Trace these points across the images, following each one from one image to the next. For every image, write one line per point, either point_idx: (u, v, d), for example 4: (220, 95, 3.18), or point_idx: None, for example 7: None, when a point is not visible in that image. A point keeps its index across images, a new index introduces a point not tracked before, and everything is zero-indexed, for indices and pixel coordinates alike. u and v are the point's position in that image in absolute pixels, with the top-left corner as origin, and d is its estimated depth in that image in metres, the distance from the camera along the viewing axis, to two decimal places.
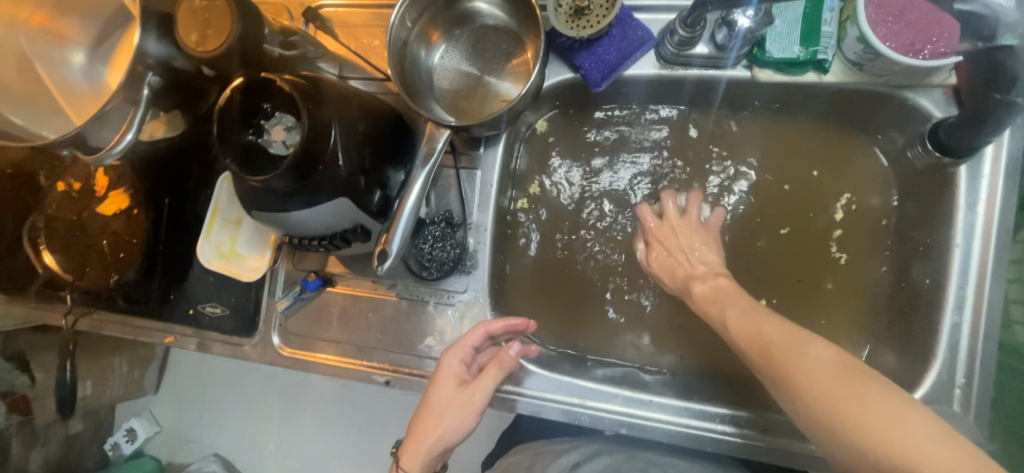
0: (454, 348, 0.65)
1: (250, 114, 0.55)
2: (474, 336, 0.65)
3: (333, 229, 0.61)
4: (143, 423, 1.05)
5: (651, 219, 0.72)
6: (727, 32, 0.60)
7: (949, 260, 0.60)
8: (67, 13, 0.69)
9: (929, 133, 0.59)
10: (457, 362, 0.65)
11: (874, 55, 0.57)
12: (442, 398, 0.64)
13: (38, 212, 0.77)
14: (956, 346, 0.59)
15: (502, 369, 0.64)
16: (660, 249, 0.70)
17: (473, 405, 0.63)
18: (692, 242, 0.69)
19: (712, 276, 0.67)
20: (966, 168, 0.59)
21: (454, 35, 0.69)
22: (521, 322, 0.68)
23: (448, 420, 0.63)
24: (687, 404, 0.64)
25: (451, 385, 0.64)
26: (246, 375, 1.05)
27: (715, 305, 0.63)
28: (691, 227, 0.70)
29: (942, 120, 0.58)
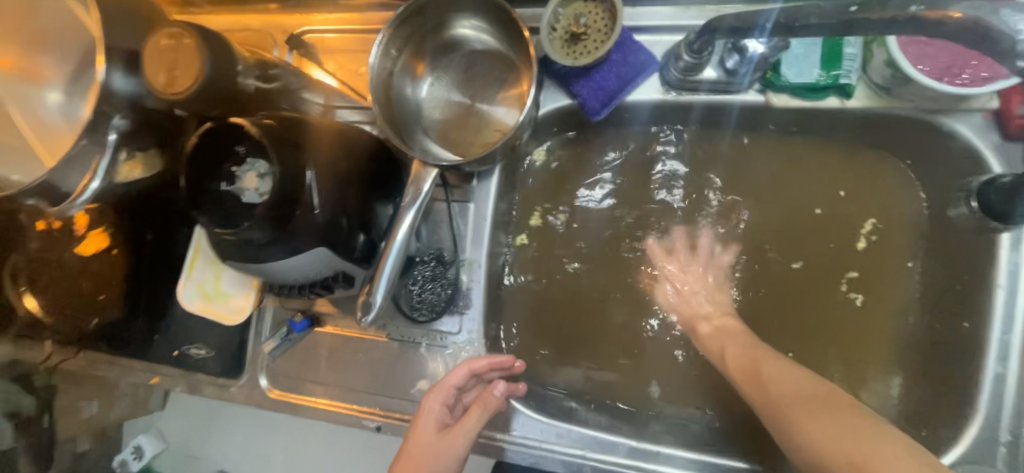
0: (435, 389, 0.61)
1: (219, 160, 0.51)
2: (457, 375, 0.61)
3: (312, 277, 0.57)
4: (151, 440, 0.92)
5: (662, 258, 0.68)
6: (738, 58, 0.56)
7: (993, 303, 0.55)
8: (38, 51, 0.66)
9: (978, 190, 0.55)
10: (439, 405, 0.60)
11: (904, 80, 0.52)
12: (420, 444, 0.58)
13: (21, 252, 0.74)
14: (1001, 399, 0.54)
15: (486, 410, 0.60)
16: (676, 291, 0.67)
17: (455, 452, 0.58)
18: (699, 278, 0.66)
19: (718, 315, 0.64)
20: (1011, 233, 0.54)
21: (442, 62, 0.65)
22: (508, 359, 0.63)
23: (425, 469, 0.57)
24: (696, 457, 0.60)
25: (431, 428, 0.59)
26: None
27: (715, 338, 0.61)
28: (700, 264, 0.66)
29: (997, 178, 0.53)
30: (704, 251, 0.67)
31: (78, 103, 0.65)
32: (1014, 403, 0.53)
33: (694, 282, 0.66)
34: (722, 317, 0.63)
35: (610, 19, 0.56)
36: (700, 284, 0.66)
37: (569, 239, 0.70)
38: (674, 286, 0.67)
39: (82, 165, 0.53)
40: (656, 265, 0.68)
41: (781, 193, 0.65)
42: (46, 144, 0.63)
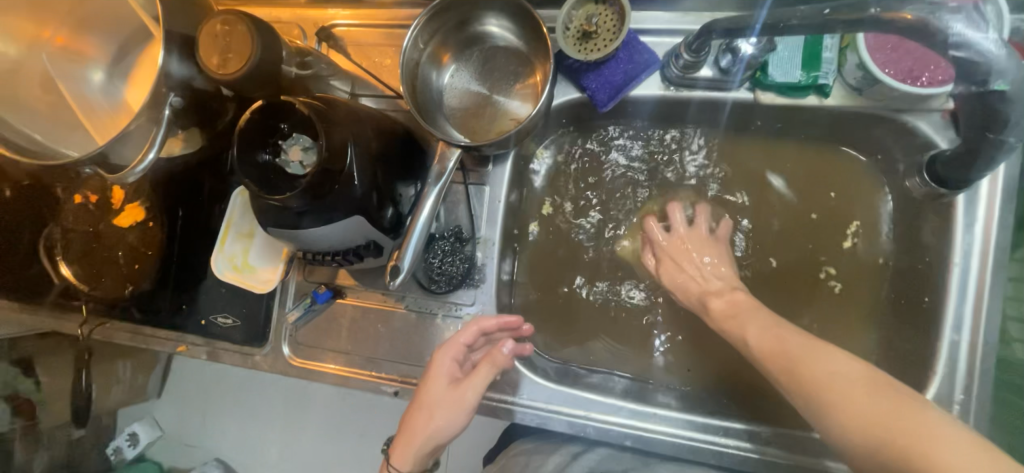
0: (447, 346, 0.65)
1: (267, 133, 0.57)
2: (468, 334, 0.65)
3: (346, 245, 0.63)
4: (145, 427, 1.05)
5: (660, 235, 0.75)
6: (731, 58, 0.62)
7: (948, 279, 0.62)
8: (88, 32, 0.70)
9: (927, 165, 0.61)
10: (450, 360, 0.64)
11: (873, 81, 0.59)
12: (433, 396, 0.64)
13: (56, 223, 0.79)
14: (955, 363, 0.61)
15: (494, 367, 0.65)
16: (671, 264, 0.73)
17: (465, 403, 0.63)
18: (699, 255, 0.72)
19: (729, 290, 0.68)
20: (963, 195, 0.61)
21: (465, 56, 0.71)
22: (515, 319, 0.68)
23: (439, 418, 0.63)
24: (690, 417, 0.66)
25: (443, 383, 0.64)
26: (254, 380, 1.06)
27: (734, 320, 0.64)
28: (698, 240, 0.73)
29: (939, 153, 0.60)
30: (698, 225, 0.74)
31: (123, 86, 0.72)
32: (965, 366, 0.61)
33: (693, 253, 0.72)
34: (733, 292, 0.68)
35: (619, 21, 0.62)
36: (700, 259, 0.72)
37: (573, 223, 0.77)
38: (672, 260, 0.73)
39: (139, 137, 0.58)
40: (662, 244, 0.74)
41: (765, 183, 0.73)
42: (96, 124, 0.69)
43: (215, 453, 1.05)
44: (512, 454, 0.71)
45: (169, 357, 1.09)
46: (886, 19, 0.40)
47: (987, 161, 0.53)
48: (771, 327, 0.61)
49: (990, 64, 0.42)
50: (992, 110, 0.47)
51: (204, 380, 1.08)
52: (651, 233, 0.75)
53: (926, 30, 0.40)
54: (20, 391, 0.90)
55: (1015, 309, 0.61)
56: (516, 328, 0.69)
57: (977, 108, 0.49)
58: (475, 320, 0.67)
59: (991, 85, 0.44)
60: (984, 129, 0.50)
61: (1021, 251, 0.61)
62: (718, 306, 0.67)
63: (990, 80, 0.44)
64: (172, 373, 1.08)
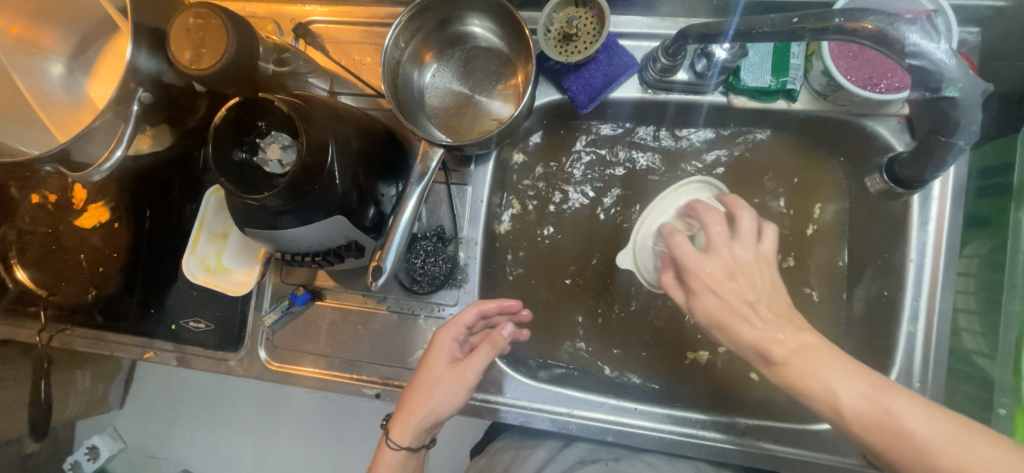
0: (448, 325, 0.63)
1: (243, 132, 0.55)
2: (469, 314, 0.64)
3: (325, 246, 0.61)
4: (106, 440, 1.01)
5: (697, 255, 0.55)
6: (705, 63, 0.64)
7: (905, 273, 0.66)
8: (49, 24, 0.67)
9: (886, 167, 0.65)
10: (451, 340, 0.63)
11: (837, 87, 0.62)
12: (432, 373, 0.62)
13: (10, 225, 0.74)
14: (911, 352, 0.66)
15: (493, 349, 0.62)
16: (715, 299, 0.54)
17: (465, 383, 0.61)
18: (746, 284, 0.53)
19: (794, 335, 0.51)
20: (917, 196, 0.66)
21: (447, 56, 0.71)
22: (515, 303, 0.68)
23: (438, 395, 0.61)
24: (668, 411, 0.68)
25: (442, 361, 0.62)
26: (223, 388, 1.03)
27: (810, 375, 0.48)
28: (748, 262, 0.54)
29: (897, 155, 0.64)
30: (745, 239, 0.55)
31: (86, 82, 0.68)
32: (920, 354, 0.65)
33: (742, 282, 0.53)
34: (798, 334, 0.51)
35: (598, 24, 0.63)
36: (749, 293, 0.53)
37: (555, 223, 0.78)
38: (710, 293, 0.54)
39: (105, 134, 0.56)
40: (700, 270, 0.55)
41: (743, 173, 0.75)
42: (56, 121, 0.65)
43: (184, 464, 1.02)
44: (494, 452, 0.72)
45: (133, 364, 1.04)
46: (851, 28, 0.42)
47: (940, 159, 0.56)
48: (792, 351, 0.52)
49: (942, 72, 0.45)
50: (944, 114, 0.50)
51: (171, 389, 1.03)
52: (682, 252, 0.56)
53: (887, 40, 0.42)
54: None
55: (964, 301, 0.65)
56: (516, 312, 0.69)
57: (932, 112, 0.51)
58: (475, 303, 0.66)
59: (943, 92, 0.47)
60: (936, 132, 0.53)
61: (970, 248, 0.66)
62: (783, 355, 0.50)
63: (943, 86, 0.46)
64: (137, 380, 1.04)
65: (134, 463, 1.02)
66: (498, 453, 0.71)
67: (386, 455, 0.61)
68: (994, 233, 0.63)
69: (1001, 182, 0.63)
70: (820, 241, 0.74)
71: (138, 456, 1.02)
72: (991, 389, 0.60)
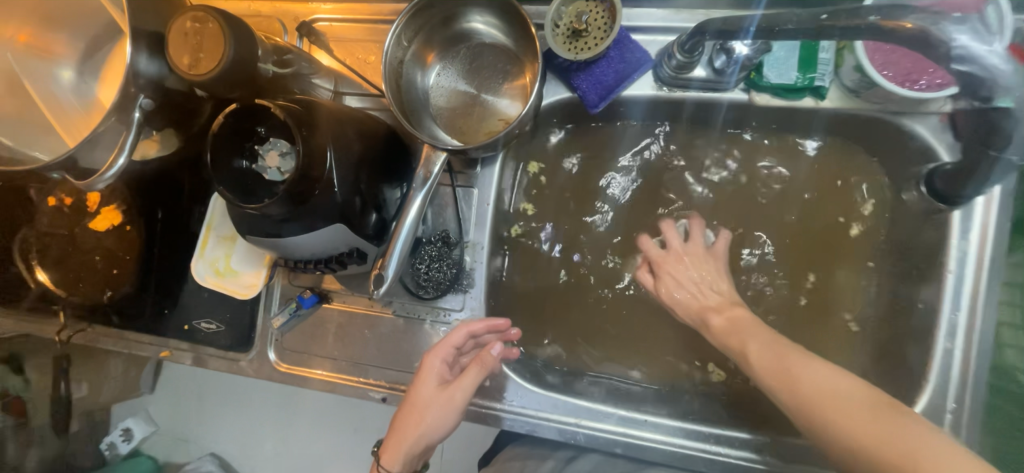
0: (437, 347, 0.63)
1: (243, 138, 0.54)
2: (457, 336, 0.64)
3: (327, 253, 0.60)
4: (138, 423, 1.04)
5: (658, 251, 0.71)
6: (725, 59, 0.60)
7: (943, 284, 0.61)
8: (56, 29, 0.67)
9: (925, 177, 0.61)
10: (440, 363, 0.63)
11: (871, 84, 0.57)
12: (422, 395, 0.62)
13: (30, 227, 0.77)
14: (947, 369, 0.61)
15: (483, 369, 0.63)
16: (671, 282, 0.69)
17: (455, 405, 0.62)
18: (696, 271, 0.69)
19: (725, 307, 0.66)
20: (959, 212, 0.61)
21: (451, 53, 0.68)
22: (503, 322, 0.67)
23: (429, 418, 0.62)
24: (681, 424, 0.65)
25: (432, 384, 0.63)
26: (240, 381, 1.05)
27: (735, 336, 0.61)
28: (695, 252, 0.70)
29: (937, 167, 0.60)
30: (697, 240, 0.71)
31: (96, 85, 0.69)
32: (956, 373, 0.61)
33: (690, 268, 0.69)
34: (733, 308, 0.65)
35: (610, 19, 0.60)
36: (695, 277, 0.69)
37: (565, 226, 0.75)
38: (670, 277, 0.69)
39: (109, 141, 0.56)
40: (659, 262, 0.70)
41: (764, 173, 0.71)
42: (66, 126, 0.66)
43: (210, 447, 1.04)
44: (501, 459, 0.71)
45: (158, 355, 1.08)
46: (888, 28, 0.39)
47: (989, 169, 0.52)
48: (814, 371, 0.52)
49: (995, 79, 0.42)
50: (992, 125, 0.47)
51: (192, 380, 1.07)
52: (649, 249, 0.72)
53: (929, 40, 0.39)
54: (9, 391, 0.91)
55: (1008, 314, 0.60)
56: (506, 331, 0.68)
57: (979, 121, 0.48)
58: (463, 323, 0.65)
59: (995, 101, 0.45)
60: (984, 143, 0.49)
61: (1017, 256, 0.60)
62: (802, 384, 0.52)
63: (995, 95, 0.44)
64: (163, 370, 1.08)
65: (165, 446, 1.05)
66: (505, 461, 0.70)
67: None
68: None
69: None
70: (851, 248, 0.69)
71: (168, 439, 1.05)
72: None
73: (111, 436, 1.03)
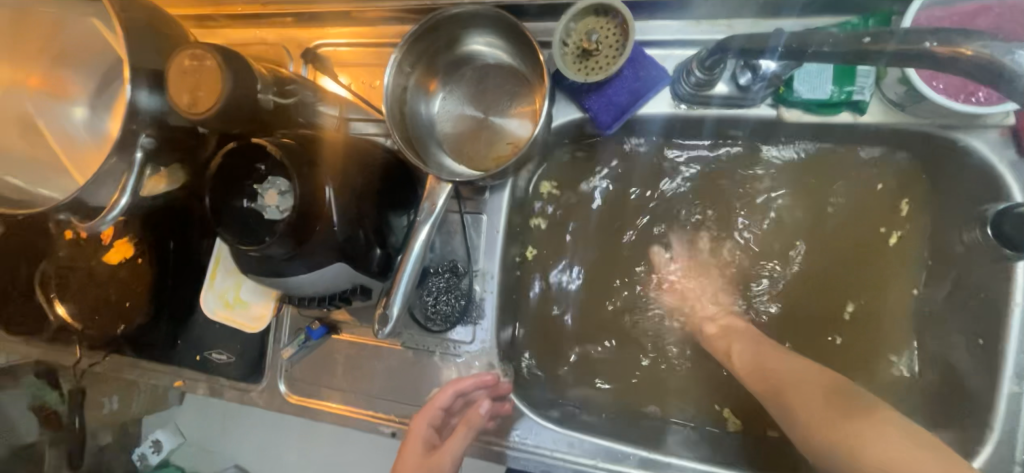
0: (423, 411, 0.61)
1: (242, 178, 0.53)
2: (444, 396, 0.61)
3: (330, 289, 0.58)
4: (168, 434, 1.00)
5: (666, 263, 0.69)
6: (750, 75, 0.56)
7: (1010, 320, 0.55)
8: (66, 67, 0.67)
9: (993, 219, 0.54)
10: (426, 426, 0.60)
11: (920, 98, 0.52)
12: (408, 467, 0.58)
13: (49, 260, 0.78)
14: (1013, 414, 0.54)
15: (471, 429, 0.59)
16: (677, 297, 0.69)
17: (441, 472, 0.57)
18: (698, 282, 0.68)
19: (723, 315, 0.66)
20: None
21: (456, 77, 0.66)
22: (493, 377, 0.64)
23: None
24: (708, 467, 0.60)
25: (417, 451, 0.59)
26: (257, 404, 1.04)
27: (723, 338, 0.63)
28: (709, 272, 0.68)
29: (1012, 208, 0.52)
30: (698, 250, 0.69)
31: (108, 119, 0.68)
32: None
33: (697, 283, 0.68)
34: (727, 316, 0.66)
35: (621, 36, 0.56)
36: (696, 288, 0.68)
37: (580, 251, 0.71)
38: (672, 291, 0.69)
39: (112, 181, 0.56)
40: (666, 276, 0.69)
41: (795, 191, 0.65)
42: (78, 165, 0.66)
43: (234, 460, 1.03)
44: None
45: None
46: (944, 56, 0.34)
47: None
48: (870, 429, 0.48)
49: None
50: None
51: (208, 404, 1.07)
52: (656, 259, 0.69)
53: (998, 71, 0.31)
54: (48, 403, 0.91)
55: None
56: (495, 386, 0.64)
57: None
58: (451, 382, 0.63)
59: None
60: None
61: None
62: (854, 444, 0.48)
63: None
64: None
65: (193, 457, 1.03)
66: None
67: None
68: None
69: None
70: (896, 275, 0.63)
71: (194, 449, 1.03)
72: None
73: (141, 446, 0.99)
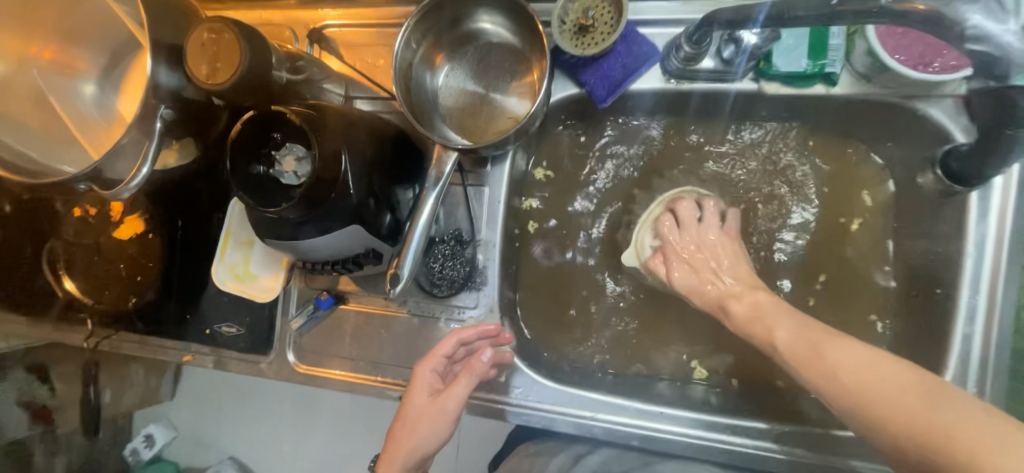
0: (427, 358, 0.64)
1: (260, 144, 0.55)
2: (446, 345, 0.64)
3: (343, 253, 0.61)
4: (160, 429, 1.07)
5: (674, 232, 0.70)
6: (733, 49, 0.61)
7: (961, 269, 0.60)
8: (78, 44, 0.69)
9: (941, 159, 0.60)
10: (430, 372, 0.64)
11: (885, 68, 0.58)
12: (415, 408, 0.63)
13: (57, 238, 0.79)
14: (969, 354, 0.59)
15: (472, 376, 0.63)
16: (685, 267, 0.68)
17: (446, 414, 0.62)
18: (714, 257, 0.68)
19: (749, 293, 0.63)
20: (977, 192, 0.59)
21: (460, 54, 0.69)
22: (495, 327, 0.67)
23: (420, 431, 0.62)
24: (698, 415, 0.65)
25: (423, 395, 0.64)
26: (258, 385, 1.07)
27: (759, 323, 0.59)
28: (716, 246, 0.68)
29: (955, 146, 0.58)
30: (710, 221, 0.70)
31: (116, 98, 0.70)
32: (980, 358, 0.59)
33: (708, 254, 0.68)
34: (752, 291, 0.63)
35: (616, 13, 0.60)
36: (712, 260, 0.67)
37: (576, 222, 0.76)
38: (687, 264, 0.68)
39: (131, 152, 0.59)
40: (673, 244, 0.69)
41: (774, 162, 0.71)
42: (90, 138, 0.68)
43: (229, 452, 1.06)
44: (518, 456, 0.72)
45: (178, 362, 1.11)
46: (901, 10, 0.40)
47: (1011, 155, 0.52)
48: (821, 340, 0.54)
49: (1007, 57, 0.44)
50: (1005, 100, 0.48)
51: (206, 388, 1.09)
52: (663, 229, 0.70)
53: (941, 23, 0.40)
54: (36, 398, 0.89)
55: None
56: (497, 335, 0.68)
57: (993, 103, 0.50)
58: (454, 331, 0.66)
59: (1011, 80, 0.46)
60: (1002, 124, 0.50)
61: None
62: (800, 349, 0.54)
63: (1010, 74, 0.46)
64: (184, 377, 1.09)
65: (185, 451, 1.08)
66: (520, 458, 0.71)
67: None
68: None
69: None
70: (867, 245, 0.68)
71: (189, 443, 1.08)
72: None
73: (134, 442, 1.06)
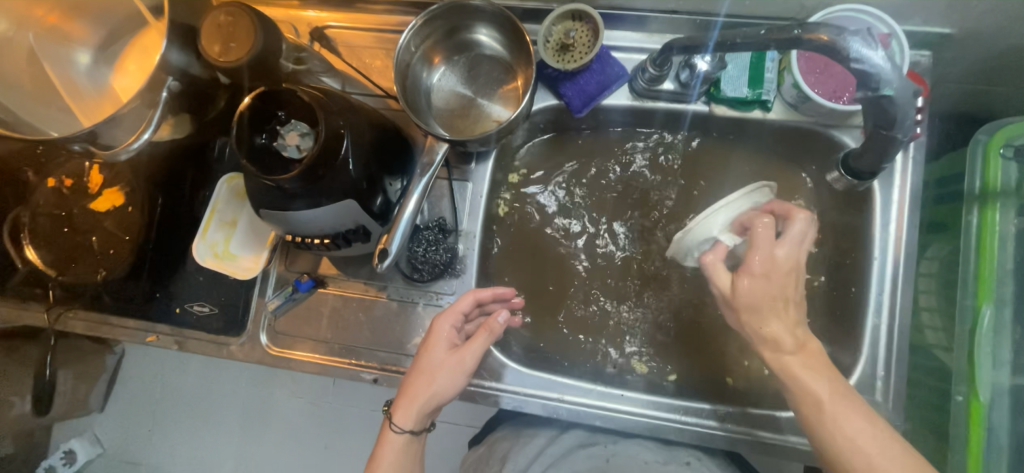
0: (446, 314, 0.67)
1: (264, 120, 0.60)
2: (465, 303, 0.68)
3: (335, 229, 0.65)
4: (84, 444, 1.08)
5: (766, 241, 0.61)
6: (689, 73, 0.71)
7: (869, 271, 0.72)
8: (81, 15, 0.71)
9: (841, 162, 0.71)
10: (449, 327, 0.67)
11: (805, 99, 0.69)
12: (433, 360, 0.66)
13: (24, 206, 0.78)
14: (878, 342, 0.71)
15: (490, 335, 0.66)
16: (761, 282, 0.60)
17: (465, 367, 0.65)
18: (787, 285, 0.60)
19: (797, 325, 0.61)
20: (878, 187, 0.72)
21: (454, 60, 0.77)
22: (508, 291, 0.71)
23: (440, 380, 0.65)
24: (653, 398, 0.72)
25: (442, 348, 0.66)
26: (207, 387, 1.10)
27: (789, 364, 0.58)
28: (786, 268, 0.60)
29: (849, 153, 0.69)
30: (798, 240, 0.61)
31: (110, 73, 0.72)
32: (884, 345, 0.71)
33: (785, 283, 0.60)
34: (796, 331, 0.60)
35: (592, 36, 0.70)
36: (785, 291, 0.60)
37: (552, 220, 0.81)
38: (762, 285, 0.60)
39: (132, 120, 0.61)
40: (764, 255, 0.60)
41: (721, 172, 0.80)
42: (83, 108, 0.70)
43: (164, 465, 1.09)
44: (493, 442, 0.77)
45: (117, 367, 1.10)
46: (805, 38, 0.51)
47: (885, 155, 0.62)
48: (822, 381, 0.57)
49: (880, 74, 0.52)
50: (884, 112, 0.56)
51: (153, 393, 1.11)
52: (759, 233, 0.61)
53: (837, 49, 0.51)
54: None
55: (926, 300, 0.73)
56: (510, 300, 0.73)
57: (873, 111, 0.57)
58: (470, 291, 0.70)
59: (881, 91, 0.53)
60: (880, 127, 0.59)
61: (929, 251, 0.74)
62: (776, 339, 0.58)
63: (881, 86, 0.53)
64: (119, 383, 1.11)
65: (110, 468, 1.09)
66: (497, 442, 0.76)
67: (390, 439, 0.66)
68: (951, 236, 0.71)
69: (954, 190, 0.72)
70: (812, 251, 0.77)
71: (116, 460, 1.09)
72: (949, 379, 0.68)
73: (53, 458, 1.06)
